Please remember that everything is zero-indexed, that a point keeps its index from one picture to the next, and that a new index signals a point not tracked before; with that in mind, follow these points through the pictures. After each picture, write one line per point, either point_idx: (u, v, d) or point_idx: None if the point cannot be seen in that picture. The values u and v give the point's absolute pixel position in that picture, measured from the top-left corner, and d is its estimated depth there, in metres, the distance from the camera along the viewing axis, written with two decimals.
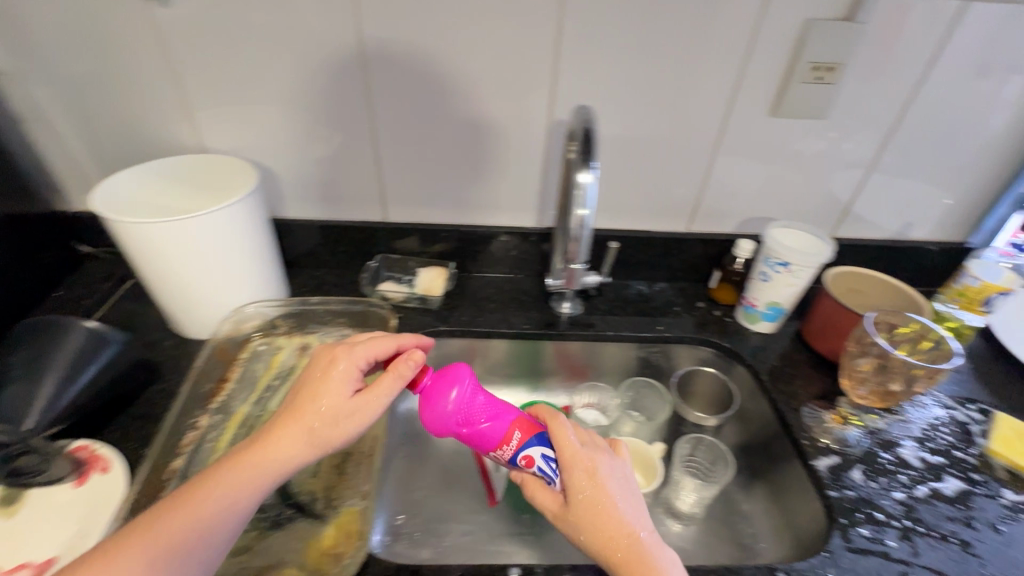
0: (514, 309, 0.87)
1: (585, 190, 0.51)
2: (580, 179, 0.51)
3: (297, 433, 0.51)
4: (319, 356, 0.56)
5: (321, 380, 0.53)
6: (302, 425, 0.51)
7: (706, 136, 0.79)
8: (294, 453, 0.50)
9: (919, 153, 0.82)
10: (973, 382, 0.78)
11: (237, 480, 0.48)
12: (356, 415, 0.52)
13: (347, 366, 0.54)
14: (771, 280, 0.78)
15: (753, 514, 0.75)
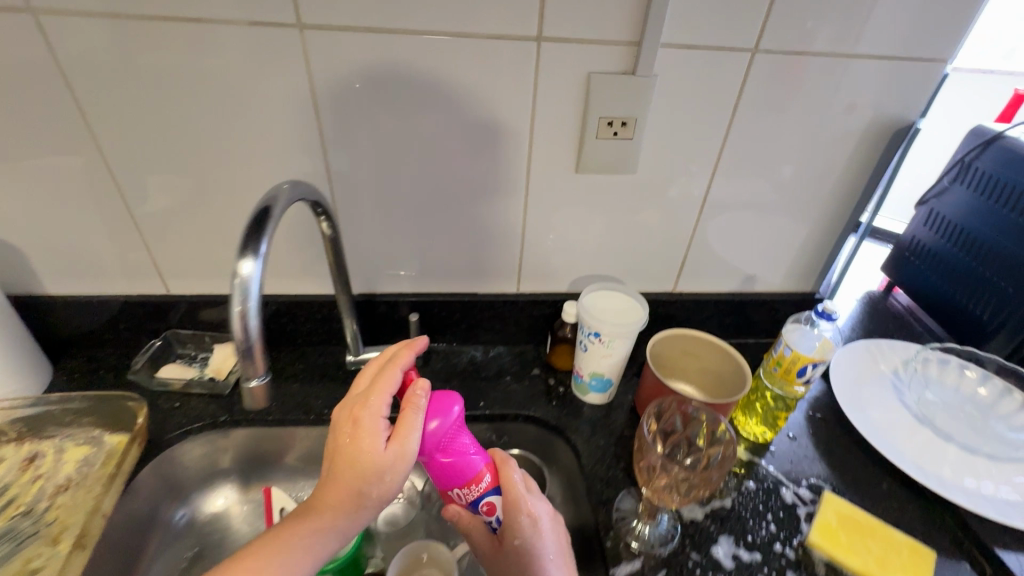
0: (321, 388, 0.77)
1: (251, 279, 0.41)
2: (244, 267, 0.41)
3: (344, 494, 0.49)
4: (343, 413, 0.51)
5: (353, 442, 0.49)
6: (346, 487, 0.49)
7: (513, 194, 0.73)
8: (342, 516, 0.49)
9: (744, 205, 0.78)
10: (808, 453, 0.73)
11: (299, 545, 0.48)
12: (393, 468, 0.49)
13: (372, 418, 0.50)
14: (589, 350, 0.71)
15: None
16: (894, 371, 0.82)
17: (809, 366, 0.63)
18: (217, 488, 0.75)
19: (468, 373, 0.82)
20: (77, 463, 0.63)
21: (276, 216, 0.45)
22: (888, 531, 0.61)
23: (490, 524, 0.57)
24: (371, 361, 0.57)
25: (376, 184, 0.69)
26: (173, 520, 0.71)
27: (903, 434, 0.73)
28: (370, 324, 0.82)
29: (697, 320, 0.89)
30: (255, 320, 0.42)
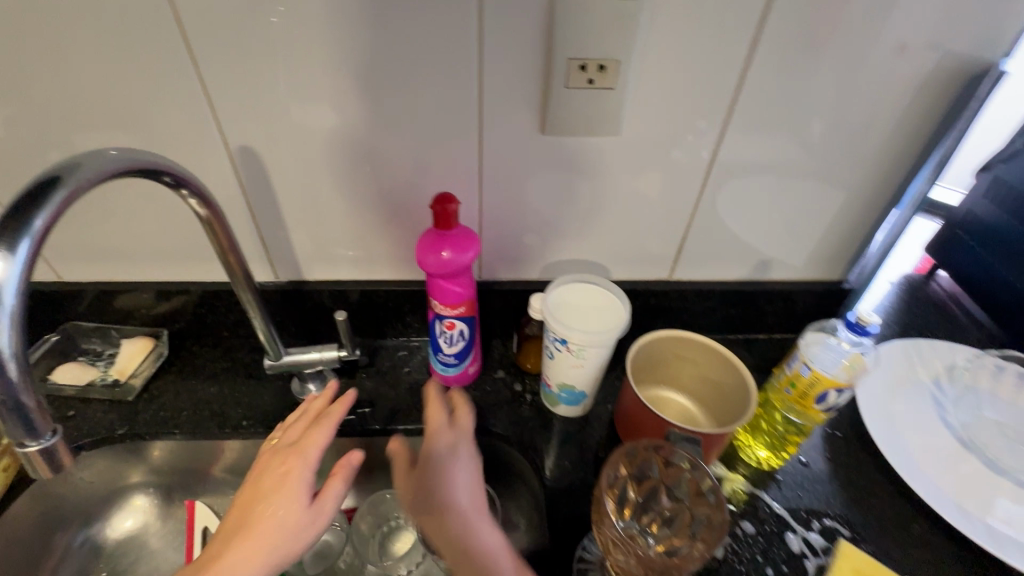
0: (244, 392, 0.66)
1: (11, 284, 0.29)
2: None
3: (246, 549, 0.44)
4: (272, 462, 0.50)
5: (279, 494, 0.47)
6: (251, 543, 0.44)
7: (466, 160, 0.59)
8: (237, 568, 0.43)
9: (760, 176, 0.62)
10: (824, 486, 0.59)
11: None
12: (313, 524, 0.47)
13: (301, 469, 0.49)
14: (555, 359, 0.58)
15: None
16: (936, 379, 0.67)
17: (832, 392, 0.49)
18: (129, 505, 0.66)
19: (419, 375, 0.70)
20: None
21: (67, 196, 0.32)
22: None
23: (447, 337, 0.61)
24: (302, 415, 0.56)
25: (292, 145, 0.56)
26: (72, 545, 0.62)
27: (946, 463, 0.59)
28: (304, 316, 0.69)
29: (699, 314, 0.75)
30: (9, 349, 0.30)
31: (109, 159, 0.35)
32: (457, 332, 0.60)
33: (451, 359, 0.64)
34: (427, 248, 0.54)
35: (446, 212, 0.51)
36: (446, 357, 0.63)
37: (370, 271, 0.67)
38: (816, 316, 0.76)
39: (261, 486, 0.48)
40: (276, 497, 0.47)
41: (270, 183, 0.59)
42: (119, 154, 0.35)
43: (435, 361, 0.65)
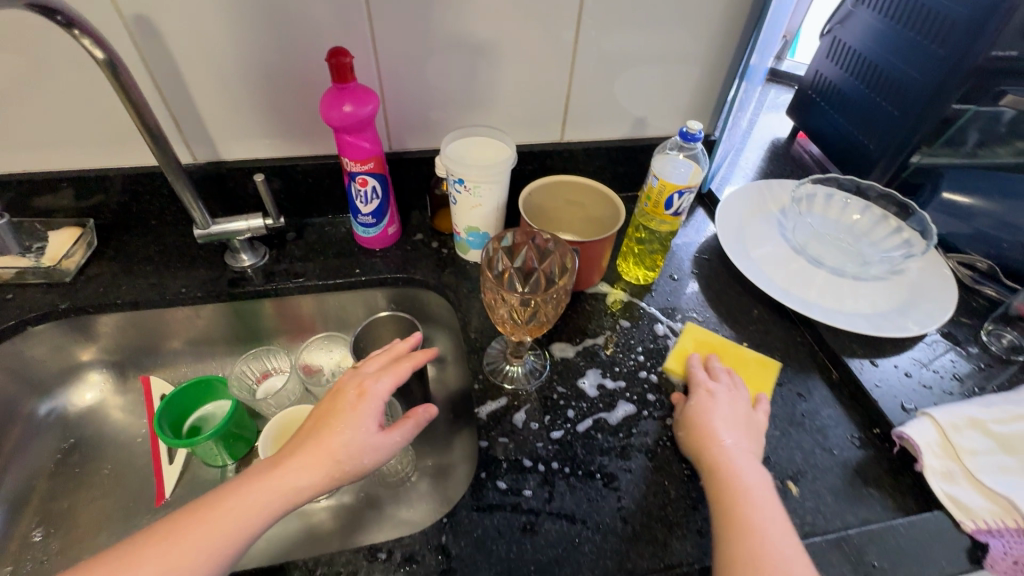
0: (179, 268, 0.72)
1: None
2: None
3: (319, 461, 0.46)
4: (349, 385, 0.51)
5: (354, 414, 0.48)
6: (324, 455, 0.46)
7: (356, 23, 0.63)
8: (306, 477, 0.45)
9: (625, 31, 0.70)
10: (688, 292, 0.73)
11: (256, 498, 0.44)
12: (380, 448, 0.47)
13: (372, 395, 0.49)
14: (458, 203, 0.67)
15: (455, 465, 0.67)
16: (782, 209, 0.81)
17: (676, 196, 0.61)
18: (85, 381, 0.71)
19: (345, 243, 0.77)
20: None
21: None
22: (739, 349, 0.62)
23: (362, 195, 0.68)
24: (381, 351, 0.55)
25: (183, 14, 0.59)
26: (36, 414, 0.68)
27: (780, 265, 0.74)
28: (228, 195, 0.75)
29: (592, 173, 0.85)
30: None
31: None
32: (370, 189, 0.68)
33: (370, 220, 0.71)
34: (330, 104, 0.60)
35: (341, 65, 0.57)
36: (365, 218, 0.71)
37: (284, 147, 0.72)
38: None
39: (336, 403, 0.49)
40: (349, 415, 0.48)
41: (169, 56, 0.62)
42: None
43: (357, 225, 0.72)
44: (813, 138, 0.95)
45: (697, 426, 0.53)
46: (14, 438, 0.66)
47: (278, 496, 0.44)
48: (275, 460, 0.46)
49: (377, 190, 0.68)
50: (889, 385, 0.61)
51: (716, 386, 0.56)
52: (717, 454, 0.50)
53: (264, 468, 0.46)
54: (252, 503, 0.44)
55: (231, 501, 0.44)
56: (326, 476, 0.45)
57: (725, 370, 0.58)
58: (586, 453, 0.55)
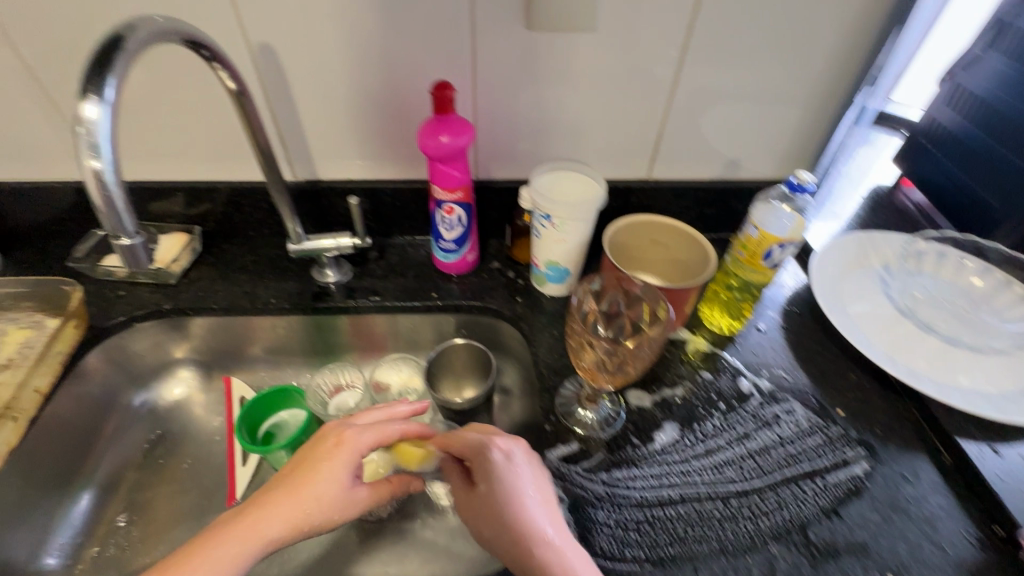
0: (270, 279, 0.75)
1: (95, 132, 0.36)
2: (85, 113, 0.36)
3: (291, 516, 0.46)
4: (329, 433, 0.51)
5: (330, 467, 0.48)
6: (297, 508, 0.46)
7: (459, 59, 0.65)
8: (276, 530, 0.45)
9: (727, 73, 0.68)
10: (776, 347, 0.68)
11: (224, 552, 0.43)
12: (351, 505, 0.48)
13: (353, 448, 0.50)
14: (542, 237, 0.66)
15: None
16: (886, 265, 0.75)
17: (775, 249, 0.57)
18: (175, 377, 0.76)
19: (423, 265, 0.78)
20: (19, 344, 0.62)
21: (132, 50, 0.38)
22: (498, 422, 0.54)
23: (446, 222, 0.69)
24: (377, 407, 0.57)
25: (303, 46, 0.63)
26: (133, 405, 0.73)
27: (884, 329, 0.68)
28: (320, 212, 0.78)
29: (676, 213, 0.82)
30: (115, 179, 0.38)
31: (159, 25, 0.41)
32: (456, 217, 0.69)
33: (451, 246, 0.72)
34: (427, 134, 0.61)
35: (443, 98, 0.59)
36: (447, 244, 0.72)
37: (376, 171, 0.75)
38: None
39: (317, 455, 0.49)
40: (326, 465, 0.48)
41: (285, 83, 0.66)
42: (165, 21, 0.41)
43: (438, 250, 0.74)
44: (924, 189, 0.88)
45: (500, 516, 0.46)
46: (111, 426, 0.70)
47: (248, 545, 0.44)
48: (245, 511, 0.46)
49: (461, 218, 0.69)
50: (1015, 478, 0.54)
51: (500, 460, 0.48)
52: (514, 524, 0.45)
53: (235, 516, 0.46)
54: (224, 555, 0.43)
55: (198, 557, 0.43)
56: (302, 528, 0.46)
57: (517, 445, 0.50)
58: (659, 516, 0.52)
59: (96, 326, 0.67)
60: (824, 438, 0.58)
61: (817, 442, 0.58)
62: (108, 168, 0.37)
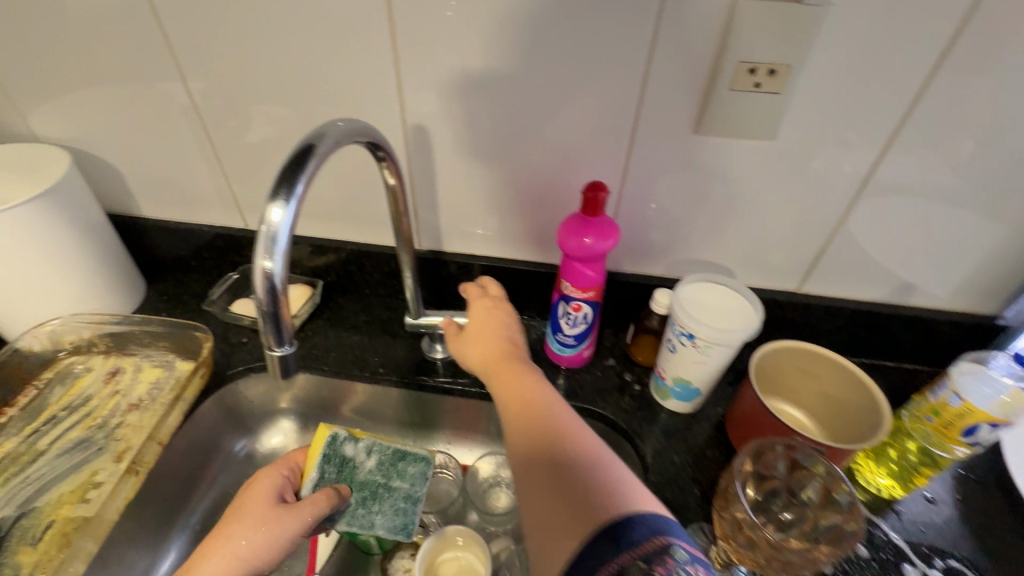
0: (381, 343, 0.75)
1: (277, 233, 0.34)
2: (272, 216, 0.34)
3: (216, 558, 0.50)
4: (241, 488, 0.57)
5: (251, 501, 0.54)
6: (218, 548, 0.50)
7: (614, 154, 0.62)
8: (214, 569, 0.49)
9: (915, 194, 0.60)
10: (952, 526, 0.56)
11: None
12: (278, 521, 0.52)
13: (264, 479, 0.56)
14: (676, 353, 0.59)
15: None
16: None
17: (984, 427, 0.47)
18: (276, 425, 0.76)
19: (534, 350, 0.74)
20: (150, 384, 0.65)
21: (322, 154, 0.38)
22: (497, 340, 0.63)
23: (570, 318, 0.65)
24: None
25: (461, 127, 0.63)
26: (234, 451, 0.73)
27: None
28: (440, 281, 0.78)
29: (821, 331, 0.72)
30: (280, 277, 0.35)
31: (340, 129, 0.40)
32: (582, 315, 0.64)
33: (569, 341, 0.67)
34: (571, 232, 0.58)
35: (595, 198, 0.55)
36: (565, 338, 0.67)
37: (503, 247, 0.74)
38: (956, 350, 0.71)
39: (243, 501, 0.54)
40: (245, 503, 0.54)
41: (434, 159, 0.66)
42: (346, 125, 0.41)
43: (554, 341, 0.69)
44: None
45: (516, 386, 0.53)
46: (212, 470, 0.70)
47: None
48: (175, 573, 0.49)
49: (587, 316, 0.64)
50: None
51: (510, 320, 0.61)
52: (528, 396, 0.51)
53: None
54: None
55: None
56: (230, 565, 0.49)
57: (489, 295, 0.64)
58: None
59: (218, 372, 0.69)
60: None
61: None
62: (277, 268, 0.35)
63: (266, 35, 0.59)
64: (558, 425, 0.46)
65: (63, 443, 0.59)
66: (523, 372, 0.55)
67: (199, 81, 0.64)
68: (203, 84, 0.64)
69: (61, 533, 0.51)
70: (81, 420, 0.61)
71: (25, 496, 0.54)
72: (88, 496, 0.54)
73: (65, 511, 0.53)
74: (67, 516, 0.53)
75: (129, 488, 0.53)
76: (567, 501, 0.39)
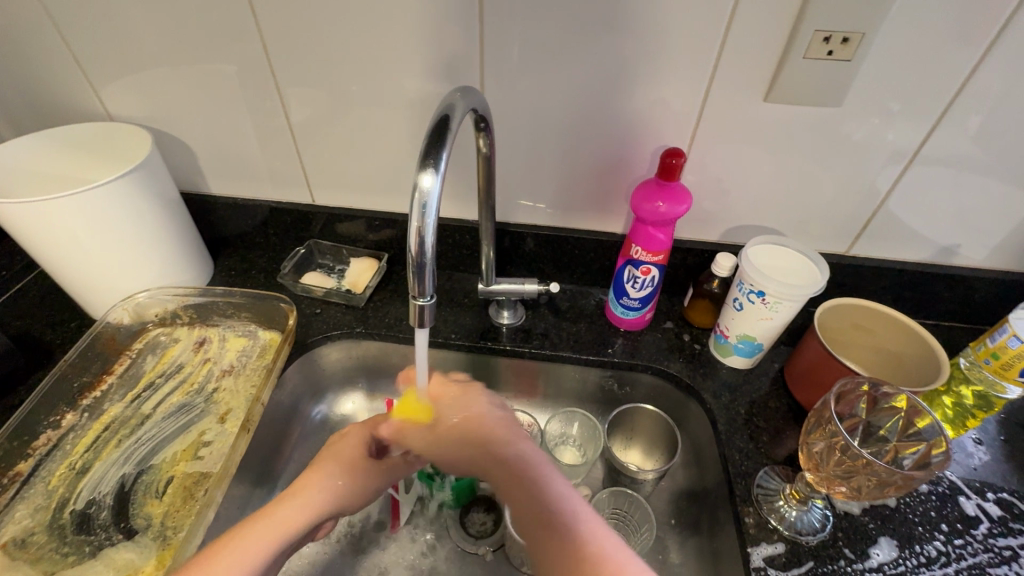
0: (448, 311, 0.78)
1: (429, 198, 0.38)
2: (426, 182, 0.38)
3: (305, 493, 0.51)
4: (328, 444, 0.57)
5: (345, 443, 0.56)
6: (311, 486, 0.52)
7: (682, 123, 0.65)
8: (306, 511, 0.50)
9: (969, 158, 0.63)
10: (1000, 463, 0.61)
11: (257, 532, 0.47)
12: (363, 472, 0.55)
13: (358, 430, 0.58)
14: (743, 311, 0.63)
15: None
16: None
17: None
18: (347, 392, 0.79)
19: (595, 316, 0.78)
20: (238, 352, 0.68)
21: (454, 128, 0.41)
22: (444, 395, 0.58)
23: (636, 281, 0.68)
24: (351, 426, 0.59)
25: (533, 101, 0.66)
26: (311, 416, 0.76)
27: None
28: (501, 251, 0.81)
29: (867, 292, 0.77)
30: (431, 237, 0.39)
31: (458, 98, 0.43)
32: (649, 278, 0.67)
33: (634, 304, 0.71)
34: (645, 197, 0.61)
35: (672, 165, 0.58)
36: (630, 301, 0.71)
37: (564, 217, 0.77)
38: (994, 307, 0.75)
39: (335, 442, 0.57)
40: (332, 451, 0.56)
41: (503, 132, 0.69)
42: (465, 93, 0.44)
43: (618, 305, 0.73)
44: None
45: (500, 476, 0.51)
46: (294, 434, 0.74)
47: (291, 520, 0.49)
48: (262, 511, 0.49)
49: (654, 280, 0.68)
50: None
51: (450, 410, 0.56)
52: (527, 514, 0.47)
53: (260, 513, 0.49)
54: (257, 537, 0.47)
55: (226, 549, 0.46)
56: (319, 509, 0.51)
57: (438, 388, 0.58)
58: None
59: (299, 340, 0.72)
60: None
61: None
62: (428, 229, 0.39)
63: (349, 12, 0.61)
64: (531, 470, 0.50)
65: (167, 407, 0.62)
66: (482, 441, 0.53)
67: (276, 59, 0.66)
68: (281, 62, 0.66)
69: (183, 486, 0.55)
70: (179, 386, 0.64)
71: (142, 454, 0.57)
72: (200, 453, 0.58)
73: (182, 467, 0.57)
74: (184, 472, 0.56)
75: (243, 445, 0.56)
76: (571, 560, 0.44)
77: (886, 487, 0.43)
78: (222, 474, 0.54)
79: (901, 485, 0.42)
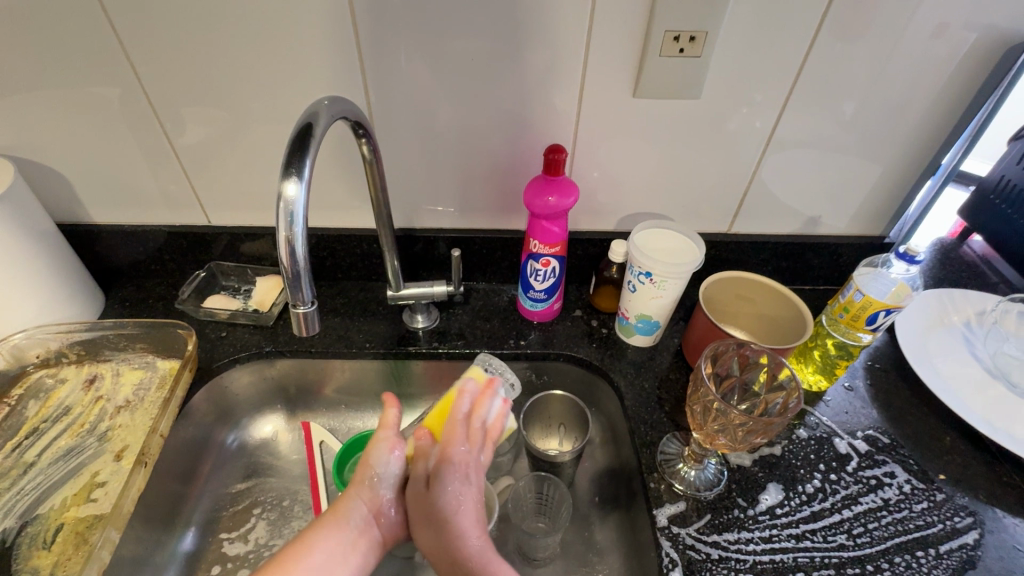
0: (362, 321, 0.78)
1: (298, 208, 0.40)
2: (290, 192, 0.39)
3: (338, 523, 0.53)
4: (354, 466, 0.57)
5: (377, 447, 0.56)
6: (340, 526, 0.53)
7: (564, 122, 0.69)
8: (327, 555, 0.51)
9: (813, 142, 0.72)
10: (867, 405, 0.68)
11: None
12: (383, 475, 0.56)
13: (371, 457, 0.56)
14: (637, 292, 0.68)
15: (606, 542, 0.66)
16: (966, 322, 0.74)
17: (882, 313, 0.59)
18: (266, 416, 0.77)
19: (509, 312, 0.81)
20: (134, 385, 0.65)
21: (319, 135, 0.43)
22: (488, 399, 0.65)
23: (540, 274, 0.71)
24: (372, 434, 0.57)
25: (419, 110, 0.67)
26: (226, 443, 0.73)
27: (973, 391, 0.67)
28: (412, 257, 0.82)
29: (752, 264, 0.84)
30: (302, 247, 0.40)
31: (324, 107, 0.45)
32: (550, 270, 0.71)
33: (541, 295, 0.74)
34: (536, 192, 0.64)
35: (555, 160, 0.62)
36: (536, 294, 0.74)
37: (470, 219, 0.79)
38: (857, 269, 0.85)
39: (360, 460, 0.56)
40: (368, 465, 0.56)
41: (395, 142, 0.70)
42: (331, 103, 0.46)
43: (526, 298, 0.76)
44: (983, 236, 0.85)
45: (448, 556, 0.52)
46: (207, 464, 0.71)
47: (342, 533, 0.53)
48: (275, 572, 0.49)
49: (556, 271, 0.71)
50: None
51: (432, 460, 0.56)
52: None
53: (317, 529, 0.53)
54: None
55: None
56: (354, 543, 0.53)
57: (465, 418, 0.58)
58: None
59: (203, 367, 0.70)
60: (928, 503, 0.59)
61: (921, 508, 0.58)
62: (298, 238, 0.40)
63: (218, 32, 0.60)
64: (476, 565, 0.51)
65: (54, 452, 0.59)
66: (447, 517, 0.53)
67: (149, 78, 0.63)
68: (156, 83, 0.64)
69: (75, 532, 0.53)
70: (67, 428, 0.61)
71: (26, 504, 0.55)
72: (95, 495, 0.55)
73: (73, 512, 0.54)
74: (76, 517, 0.54)
75: (139, 479, 0.54)
76: None
77: (755, 434, 0.49)
78: (116, 513, 0.52)
79: (766, 429, 0.48)
